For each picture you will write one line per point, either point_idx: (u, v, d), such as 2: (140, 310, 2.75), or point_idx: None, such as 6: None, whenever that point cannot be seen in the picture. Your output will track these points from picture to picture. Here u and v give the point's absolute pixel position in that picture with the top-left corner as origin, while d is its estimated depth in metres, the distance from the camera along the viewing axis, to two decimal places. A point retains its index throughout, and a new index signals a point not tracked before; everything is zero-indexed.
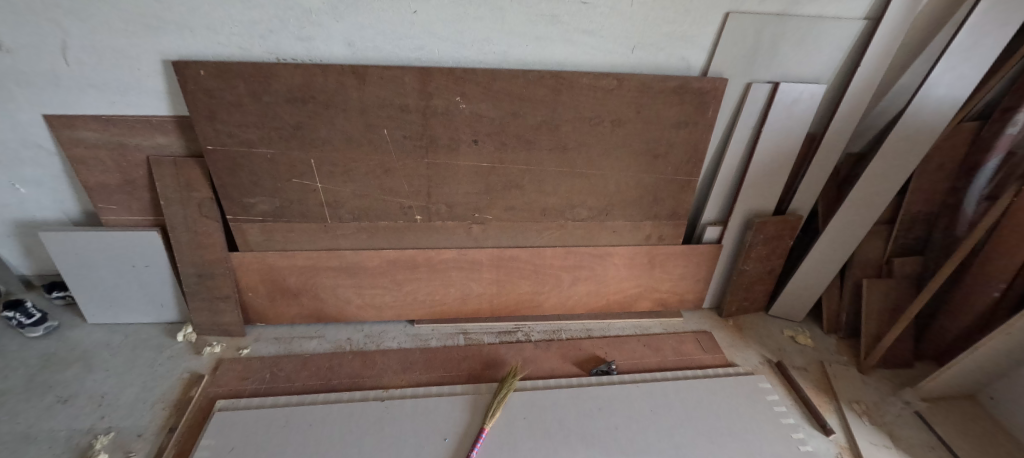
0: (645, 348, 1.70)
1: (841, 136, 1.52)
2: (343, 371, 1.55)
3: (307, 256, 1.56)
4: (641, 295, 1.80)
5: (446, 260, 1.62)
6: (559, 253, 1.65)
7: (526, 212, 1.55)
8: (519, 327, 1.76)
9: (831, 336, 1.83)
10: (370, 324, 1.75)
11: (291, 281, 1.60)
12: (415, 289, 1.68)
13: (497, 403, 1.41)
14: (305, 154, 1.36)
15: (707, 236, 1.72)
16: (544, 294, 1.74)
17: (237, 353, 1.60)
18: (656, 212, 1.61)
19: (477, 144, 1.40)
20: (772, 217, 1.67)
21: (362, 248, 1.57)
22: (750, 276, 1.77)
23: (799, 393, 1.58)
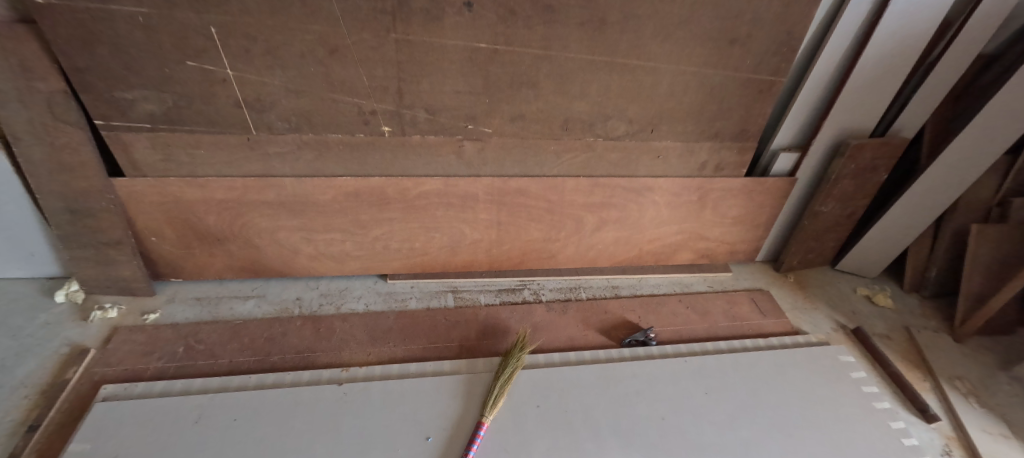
0: (689, 311, 1.31)
1: (992, 20, 1.07)
2: (287, 344, 1.13)
3: (229, 185, 1.09)
4: (684, 245, 1.39)
5: (427, 193, 1.17)
6: (583, 186, 1.21)
7: (540, 124, 1.09)
8: (525, 284, 1.36)
9: (913, 296, 1.47)
10: (328, 280, 1.32)
11: (211, 221, 1.15)
12: (386, 234, 1.24)
13: (501, 387, 1.00)
14: (196, 17, 0.85)
15: (778, 166, 1.29)
16: (560, 242, 1.32)
17: (141, 318, 1.17)
18: (720, 129, 1.16)
19: (471, 10, 0.90)
20: (870, 140, 1.23)
21: (308, 174, 1.11)
22: (826, 220, 1.36)
23: (888, 370, 1.22)
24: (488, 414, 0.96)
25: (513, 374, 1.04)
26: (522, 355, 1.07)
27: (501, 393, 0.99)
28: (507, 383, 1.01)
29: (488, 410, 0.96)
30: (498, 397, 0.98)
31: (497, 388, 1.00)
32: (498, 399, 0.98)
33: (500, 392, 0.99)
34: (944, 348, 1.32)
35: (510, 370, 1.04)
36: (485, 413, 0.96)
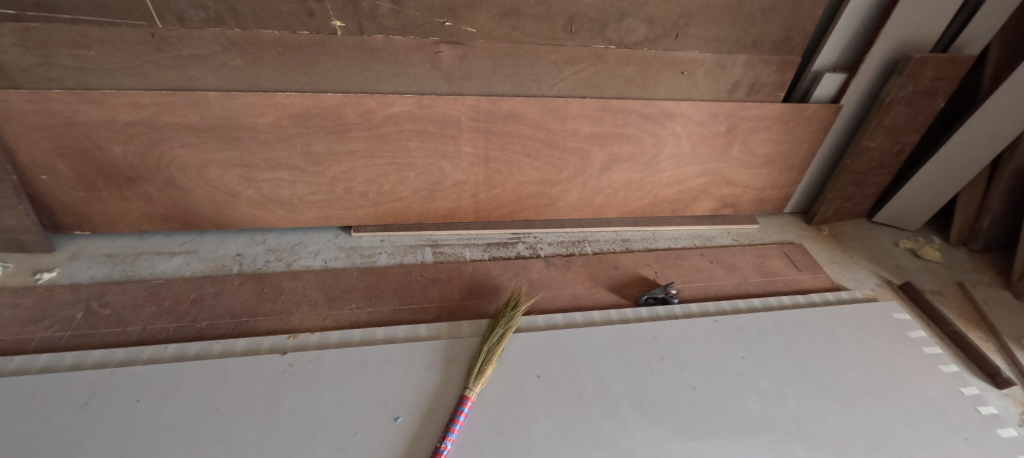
0: (713, 265, 1.11)
1: None
2: (219, 307, 0.89)
3: (134, 102, 0.84)
4: (705, 190, 1.18)
5: (397, 117, 0.93)
6: (591, 111, 0.99)
7: (538, 23, 0.86)
8: (519, 237, 1.14)
9: (961, 249, 1.28)
10: (280, 234, 1.08)
11: (119, 153, 0.90)
12: (347, 173, 1.00)
13: (490, 353, 0.78)
14: None
15: (820, 92, 1.08)
16: (561, 185, 1.10)
17: (33, 278, 0.92)
18: (759, 36, 0.94)
19: None
20: (933, 56, 1.03)
21: (240, 89, 0.86)
22: (871, 159, 1.17)
23: (946, 329, 1.04)
24: (472, 388, 0.74)
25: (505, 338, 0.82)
26: (517, 314, 0.85)
27: (490, 360, 0.77)
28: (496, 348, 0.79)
29: (473, 383, 0.75)
30: (487, 367, 0.77)
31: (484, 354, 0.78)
32: (487, 370, 0.76)
33: (489, 360, 0.77)
34: (1004, 305, 1.14)
35: (501, 332, 0.82)
36: (469, 387, 0.74)
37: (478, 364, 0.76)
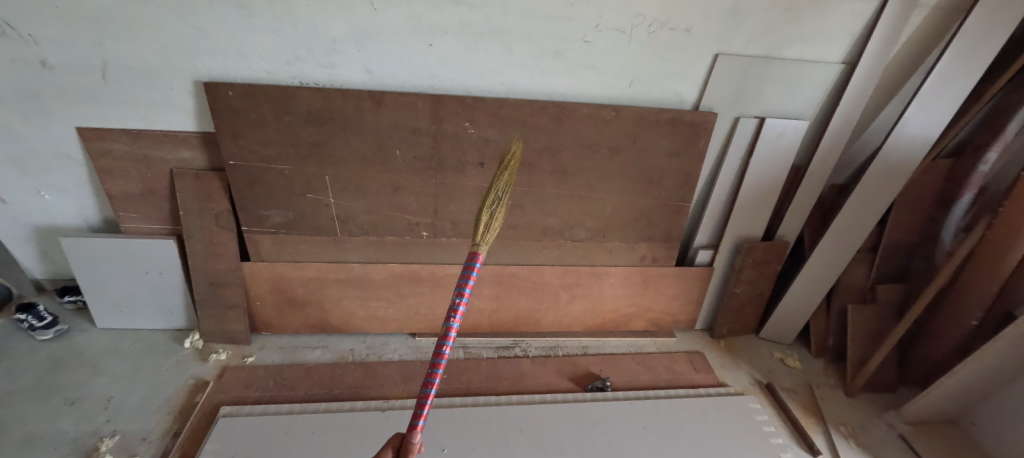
0: (638, 365, 1.76)
1: (824, 167, 1.66)
2: (344, 381, 1.59)
3: (316, 268, 1.63)
4: (636, 315, 1.87)
5: (449, 274, 1.69)
6: (557, 272, 1.74)
7: (526, 231, 1.65)
8: (517, 342, 1.82)
9: (818, 359, 1.90)
10: (372, 336, 1.80)
11: (299, 291, 1.67)
12: (417, 302, 1.74)
13: (488, 222, 0.92)
14: (321, 171, 1.48)
15: (699, 259, 1.82)
16: (542, 311, 1.80)
17: (242, 360, 1.65)
18: (651, 234, 1.71)
19: (483, 167, 1.51)
20: (760, 242, 1.78)
21: (370, 261, 1.66)
22: (740, 299, 1.86)
23: (787, 414, 1.64)
24: (482, 245, 0.89)
25: (497, 216, 0.94)
26: (500, 206, 0.94)
27: (493, 219, 0.92)
28: (498, 207, 0.94)
29: (482, 242, 0.90)
30: (491, 223, 0.92)
31: (484, 221, 0.91)
32: (494, 225, 0.92)
33: (492, 225, 0.92)
34: (836, 401, 1.73)
35: (496, 197, 0.96)
36: (479, 244, 0.89)
37: (482, 224, 0.91)
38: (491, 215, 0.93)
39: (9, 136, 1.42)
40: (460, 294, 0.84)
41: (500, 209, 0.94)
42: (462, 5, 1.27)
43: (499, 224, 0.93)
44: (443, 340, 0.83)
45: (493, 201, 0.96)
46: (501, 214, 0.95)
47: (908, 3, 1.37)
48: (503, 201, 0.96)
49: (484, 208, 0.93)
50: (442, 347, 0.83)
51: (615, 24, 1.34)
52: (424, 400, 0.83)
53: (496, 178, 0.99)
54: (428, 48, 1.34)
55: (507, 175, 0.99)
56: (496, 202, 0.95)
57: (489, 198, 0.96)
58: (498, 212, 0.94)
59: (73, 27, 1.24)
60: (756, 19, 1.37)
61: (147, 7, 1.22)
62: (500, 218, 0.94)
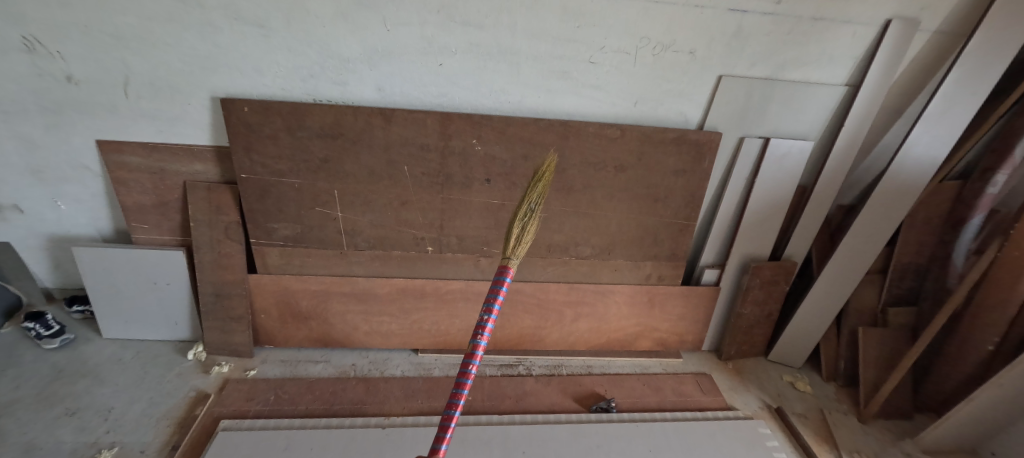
0: (644, 386, 1.73)
1: (830, 188, 1.66)
2: (346, 397, 1.57)
3: (321, 281, 1.64)
4: (642, 334, 1.84)
5: (453, 289, 1.69)
6: (562, 289, 1.73)
7: (532, 247, 1.65)
8: (521, 360, 1.80)
9: (830, 384, 1.86)
10: (375, 351, 1.79)
11: (303, 304, 1.67)
12: (421, 318, 1.73)
13: (520, 236, 0.90)
14: (330, 185, 1.50)
15: (705, 278, 1.81)
16: (547, 329, 1.79)
17: (244, 373, 1.64)
18: (656, 252, 1.71)
19: (489, 183, 1.52)
20: (767, 262, 1.77)
21: (375, 275, 1.66)
22: (747, 319, 1.84)
23: (798, 440, 1.59)
24: (513, 258, 0.88)
25: (530, 229, 0.92)
26: (532, 219, 0.92)
27: (525, 233, 0.90)
28: (530, 220, 0.92)
29: (513, 256, 0.89)
30: (523, 237, 0.90)
31: (516, 235, 0.90)
32: (526, 238, 0.90)
33: (523, 239, 0.90)
34: (849, 427, 1.67)
35: (528, 209, 0.93)
36: (510, 258, 0.88)
37: (514, 238, 0.89)
38: (523, 228, 0.91)
39: (30, 147, 1.47)
40: (489, 312, 0.84)
41: (533, 221, 0.91)
42: (472, 26, 1.32)
43: (531, 237, 0.92)
44: (469, 358, 0.83)
45: (526, 213, 0.93)
46: (533, 226, 0.93)
47: (910, 28, 1.40)
48: (536, 213, 0.94)
49: (516, 221, 0.92)
50: (469, 366, 0.83)
51: (621, 46, 1.38)
52: (449, 416, 0.83)
53: (530, 189, 0.95)
54: (438, 67, 1.38)
55: (541, 185, 0.96)
56: (529, 214, 0.93)
57: (522, 209, 0.93)
58: (530, 224, 0.92)
59: (100, 44, 1.29)
60: (759, 42, 1.40)
61: (171, 26, 1.27)
62: (532, 231, 0.92)
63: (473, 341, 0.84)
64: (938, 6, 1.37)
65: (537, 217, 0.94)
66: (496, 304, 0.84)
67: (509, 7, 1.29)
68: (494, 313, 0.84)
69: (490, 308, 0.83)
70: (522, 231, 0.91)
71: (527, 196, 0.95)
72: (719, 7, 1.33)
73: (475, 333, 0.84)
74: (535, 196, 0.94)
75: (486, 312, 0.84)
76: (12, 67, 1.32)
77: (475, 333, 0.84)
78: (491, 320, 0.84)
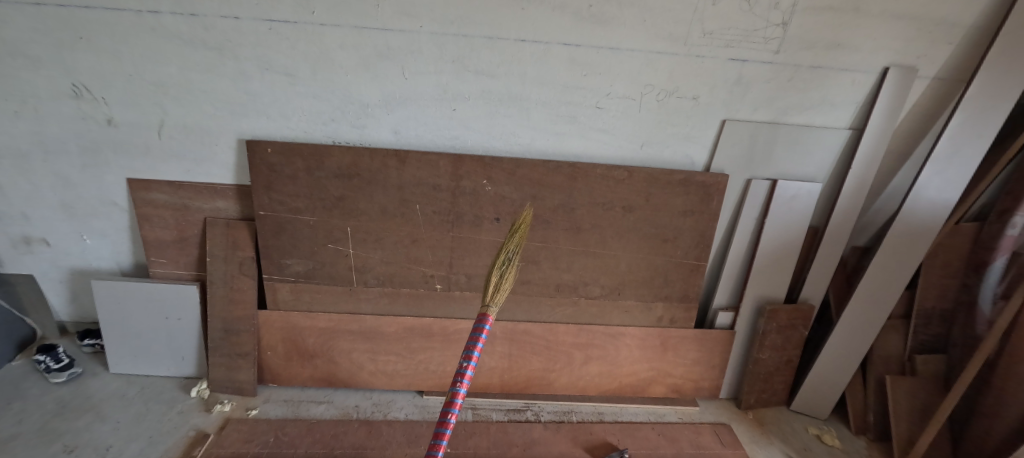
0: (659, 437, 1.65)
1: (842, 230, 1.65)
2: (347, 440, 1.52)
3: (329, 318, 1.64)
4: (655, 379, 1.78)
5: (461, 329, 1.67)
6: (572, 330, 1.70)
7: (540, 287, 1.65)
8: (529, 405, 1.74)
9: (860, 438, 1.75)
10: (379, 392, 1.74)
11: (310, 341, 1.66)
12: (427, 358, 1.70)
13: (498, 284, 0.92)
14: (343, 222, 1.54)
15: (719, 321, 1.76)
16: (556, 372, 1.74)
17: (246, 412, 1.61)
18: (667, 293, 1.68)
19: (498, 221, 1.55)
20: (783, 305, 1.72)
21: (383, 312, 1.66)
22: (767, 366, 1.77)
23: None
24: (492, 306, 0.90)
25: (508, 277, 0.93)
26: (510, 267, 0.94)
27: (503, 280, 0.92)
28: (508, 268, 0.94)
29: (492, 303, 0.91)
30: (502, 284, 0.92)
31: (494, 282, 0.92)
32: (504, 286, 0.92)
33: (502, 286, 0.92)
34: None
35: (506, 259, 0.95)
36: (489, 305, 0.90)
37: (492, 286, 0.91)
38: (501, 277, 0.93)
39: (66, 184, 1.55)
40: (468, 359, 0.84)
41: (510, 270, 0.93)
42: (484, 75, 1.40)
43: (510, 284, 0.93)
44: (449, 406, 0.84)
45: (504, 263, 0.95)
46: (512, 274, 0.94)
47: (909, 75, 1.44)
48: (514, 262, 0.95)
49: (493, 270, 0.93)
50: (448, 414, 0.84)
51: (626, 92, 1.44)
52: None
53: (507, 240, 0.98)
54: (452, 111, 1.46)
55: (518, 236, 0.98)
56: (506, 263, 0.94)
57: (499, 259, 0.96)
58: (508, 273, 0.93)
59: (141, 92, 1.40)
60: (760, 89, 1.46)
61: (206, 76, 1.38)
62: (511, 280, 0.94)
63: (453, 387, 0.84)
64: (934, 55, 1.42)
65: (515, 266, 0.95)
66: (475, 351, 0.84)
67: (519, 58, 1.38)
68: (472, 361, 0.84)
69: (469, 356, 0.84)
70: (500, 279, 0.93)
71: (504, 246, 0.97)
72: (719, 57, 1.40)
73: (454, 378, 0.84)
74: (512, 246, 0.96)
75: (465, 360, 0.85)
76: (59, 111, 1.43)
77: (454, 380, 0.84)
78: (471, 366, 0.84)
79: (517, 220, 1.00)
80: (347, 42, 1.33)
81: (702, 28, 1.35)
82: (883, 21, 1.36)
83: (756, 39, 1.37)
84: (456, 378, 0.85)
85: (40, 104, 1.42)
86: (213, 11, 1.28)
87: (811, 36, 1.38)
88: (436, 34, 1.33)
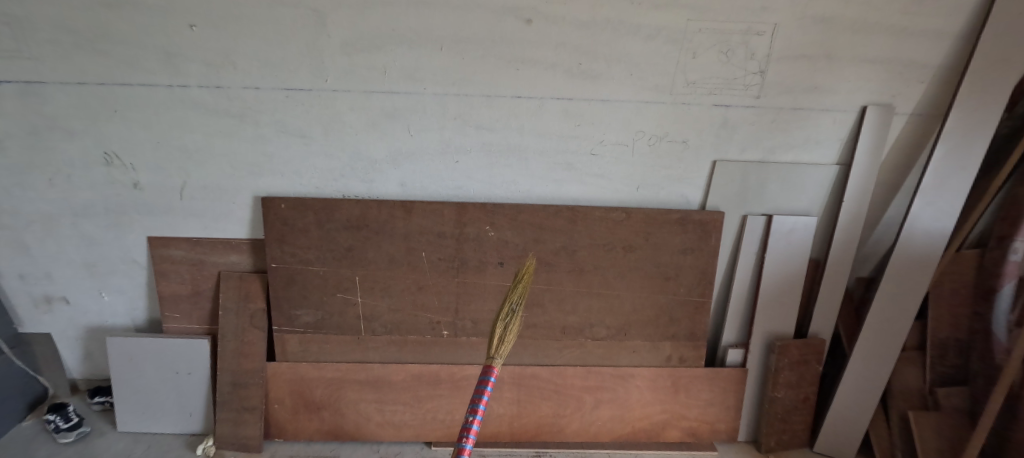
0: None
1: (843, 261, 1.66)
2: None
3: (336, 368, 1.65)
4: (669, 423, 1.73)
5: (468, 376, 1.66)
6: (580, 373, 1.68)
7: (546, 330, 1.65)
8: (540, 454, 1.69)
9: None
10: (387, 444, 1.71)
11: (318, 393, 1.66)
12: (435, 407, 1.69)
13: (503, 335, 0.88)
14: (352, 272, 1.59)
15: (730, 359, 1.74)
16: (566, 418, 1.70)
17: None
18: (674, 332, 1.68)
19: (502, 265, 1.59)
20: (793, 340, 1.70)
21: (390, 361, 1.67)
22: (784, 405, 1.72)
23: None
24: (497, 358, 0.86)
25: (512, 329, 0.89)
26: (514, 319, 0.89)
27: (508, 332, 0.88)
28: (512, 320, 0.89)
29: (497, 355, 0.86)
30: (506, 335, 0.87)
31: (499, 332, 0.88)
32: (509, 337, 0.87)
33: (507, 336, 0.88)
34: None
35: (510, 310, 0.90)
36: (494, 357, 0.86)
37: (497, 337, 0.87)
38: (505, 328, 0.88)
39: (91, 244, 1.63)
40: (474, 412, 0.79)
41: (515, 321, 0.88)
42: (485, 129, 1.50)
43: (515, 336, 0.89)
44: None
45: (508, 315, 0.90)
46: (517, 326, 0.89)
47: (887, 111, 1.52)
48: (518, 313, 0.90)
49: (497, 323, 0.89)
50: None
51: (619, 139, 1.53)
52: None
53: (511, 291, 0.93)
54: (455, 164, 1.55)
55: (522, 287, 0.93)
56: (511, 315, 0.90)
57: (503, 311, 0.91)
58: (513, 324, 0.89)
59: (167, 156, 1.52)
60: (745, 131, 1.54)
61: (227, 139, 1.49)
62: (516, 331, 0.89)
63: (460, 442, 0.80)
64: (907, 93, 1.51)
65: (520, 318, 0.90)
66: (482, 405, 0.79)
67: (517, 112, 1.48)
68: (478, 413, 0.79)
69: (474, 409, 0.79)
70: (505, 331, 0.89)
71: (507, 297, 0.92)
72: (704, 104, 1.50)
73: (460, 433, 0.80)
74: (516, 297, 0.91)
75: (471, 412, 0.80)
76: (91, 176, 1.54)
77: (460, 434, 0.79)
78: (477, 421, 0.79)
79: (521, 269, 0.95)
80: (358, 105, 1.45)
81: (685, 79, 1.46)
82: (854, 65, 1.46)
83: (737, 86, 1.47)
84: (462, 432, 0.80)
85: (74, 171, 1.53)
86: (237, 82, 1.41)
87: (788, 81, 1.48)
88: (439, 95, 1.45)
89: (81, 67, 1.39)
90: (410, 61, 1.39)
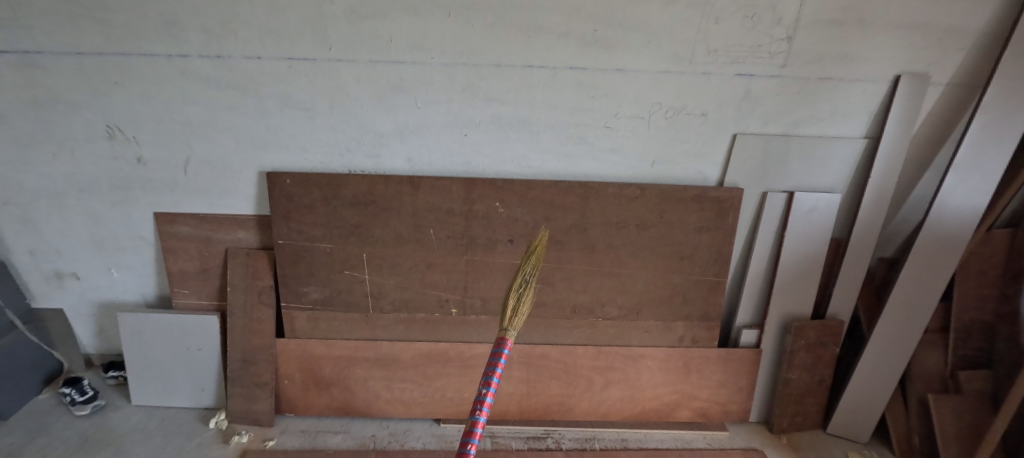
0: None
1: (866, 241, 1.60)
2: None
3: (345, 346, 1.64)
4: (680, 403, 1.72)
5: (477, 354, 1.65)
6: (590, 353, 1.66)
7: (557, 309, 1.63)
8: (549, 432, 1.69)
9: None
10: (396, 421, 1.72)
11: (327, 370, 1.66)
12: (443, 385, 1.68)
13: (516, 308, 0.85)
14: (359, 249, 1.56)
15: (744, 340, 1.71)
16: (575, 398, 1.70)
17: (263, 444, 1.60)
18: (687, 312, 1.64)
19: (512, 243, 1.55)
20: (810, 321, 1.66)
21: (399, 338, 1.66)
22: (798, 386, 1.69)
23: None
24: (511, 330, 0.82)
25: (525, 302, 0.86)
26: (527, 290, 0.87)
27: (522, 303, 0.85)
28: (525, 291, 0.87)
29: (510, 327, 0.83)
30: (519, 307, 0.84)
31: (512, 304, 0.85)
32: (522, 310, 0.84)
33: (521, 309, 0.85)
34: None
35: (523, 280, 0.88)
36: (507, 329, 0.82)
37: (509, 310, 0.84)
38: (518, 301, 0.85)
39: (97, 220, 1.62)
40: (487, 385, 0.77)
41: (529, 292, 0.86)
42: (494, 101, 1.44)
43: (528, 309, 0.86)
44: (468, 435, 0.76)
45: (521, 285, 0.88)
46: (530, 297, 0.87)
47: (923, 81, 1.42)
48: (531, 284, 0.88)
49: (510, 293, 0.86)
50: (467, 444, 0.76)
51: (635, 112, 1.46)
52: None
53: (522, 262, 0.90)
54: (463, 138, 1.49)
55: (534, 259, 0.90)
56: (524, 286, 0.87)
57: (516, 282, 0.88)
58: (526, 296, 0.86)
59: (169, 130, 1.48)
60: (769, 103, 1.46)
61: (229, 112, 1.45)
62: (529, 304, 0.86)
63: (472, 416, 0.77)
64: (946, 61, 1.41)
65: (533, 289, 0.88)
66: (495, 377, 0.77)
67: (528, 84, 1.41)
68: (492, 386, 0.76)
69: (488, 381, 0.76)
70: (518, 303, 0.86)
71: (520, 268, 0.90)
72: (725, 74, 1.41)
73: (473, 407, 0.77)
74: (529, 268, 0.88)
75: (484, 385, 0.77)
76: (93, 151, 1.51)
77: (473, 407, 0.77)
78: (491, 394, 0.76)
79: (533, 242, 0.93)
80: (363, 76, 1.39)
81: (707, 46, 1.37)
82: (890, 31, 1.36)
83: (762, 54, 1.38)
84: (475, 406, 0.77)
85: (76, 145, 1.50)
86: (237, 53, 1.36)
87: (818, 49, 1.38)
88: (447, 65, 1.38)
89: (77, 37, 1.34)
90: (416, 29, 1.32)
